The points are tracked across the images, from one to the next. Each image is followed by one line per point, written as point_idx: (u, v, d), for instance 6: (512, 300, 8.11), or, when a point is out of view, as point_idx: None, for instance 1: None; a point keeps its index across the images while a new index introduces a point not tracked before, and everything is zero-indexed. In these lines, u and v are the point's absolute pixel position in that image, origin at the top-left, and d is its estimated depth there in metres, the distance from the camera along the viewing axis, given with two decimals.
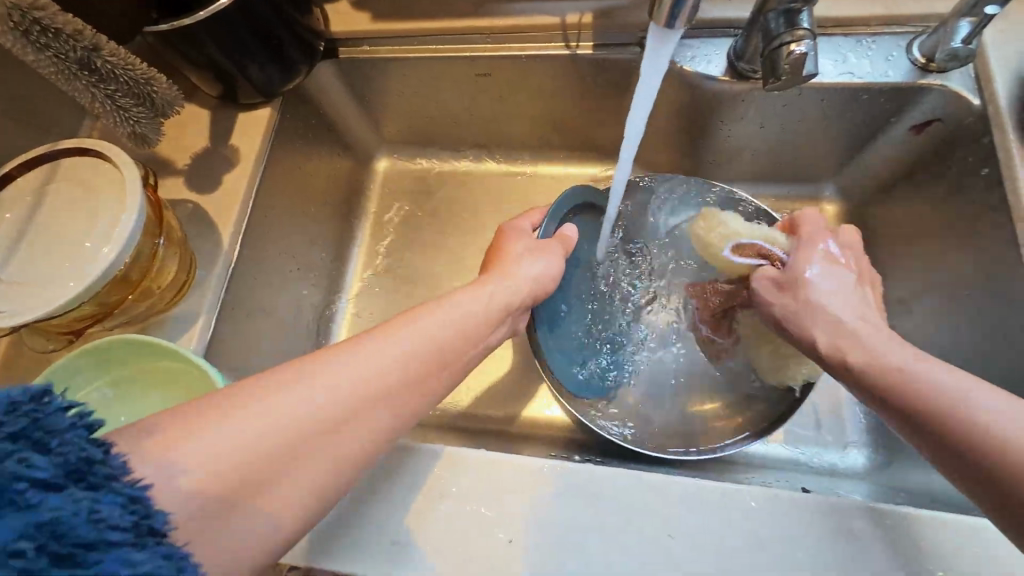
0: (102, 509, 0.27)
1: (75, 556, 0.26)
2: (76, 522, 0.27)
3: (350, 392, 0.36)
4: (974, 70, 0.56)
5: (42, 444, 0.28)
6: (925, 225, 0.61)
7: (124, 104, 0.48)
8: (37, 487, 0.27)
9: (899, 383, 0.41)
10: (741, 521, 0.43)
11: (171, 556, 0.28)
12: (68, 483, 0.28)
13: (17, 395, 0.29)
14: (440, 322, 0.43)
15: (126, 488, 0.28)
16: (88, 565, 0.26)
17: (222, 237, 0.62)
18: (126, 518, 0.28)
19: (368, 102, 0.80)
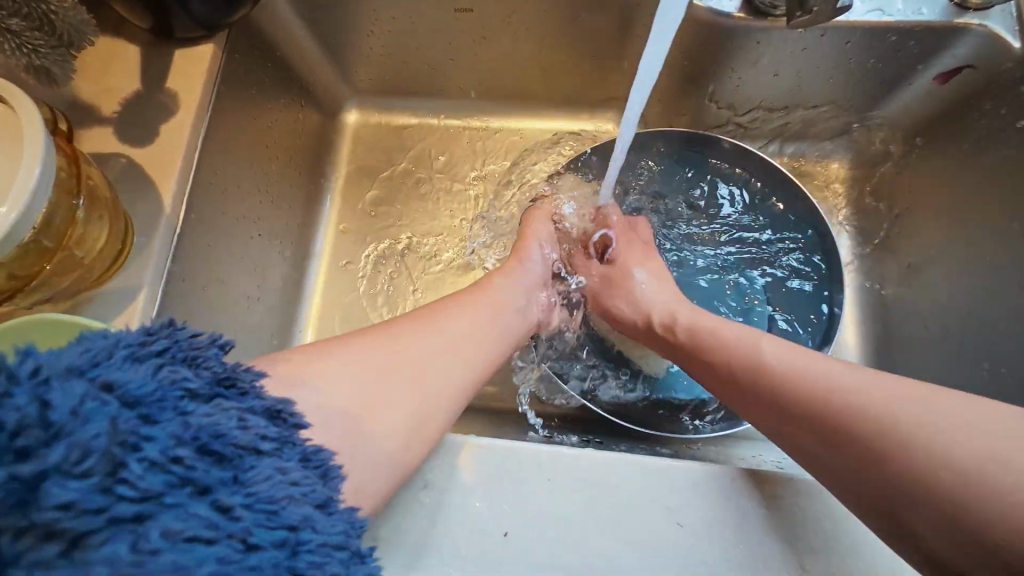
0: (252, 419, 0.28)
1: (233, 460, 0.26)
2: (232, 427, 0.27)
3: (443, 343, 0.42)
4: (1016, 6, 0.50)
5: (192, 361, 0.29)
6: (948, 184, 0.56)
7: (14, 26, 0.38)
8: (190, 396, 0.27)
9: (774, 368, 0.42)
10: (756, 510, 0.39)
11: (313, 458, 0.30)
12: (216, 394, 0.28)
13: (153, 326, 0.30)
14: (500, 292, 0.49)
15: (272, 399, 0.30)
16: (246, 468, 0.27)
17: (163, 197, 0.53)
18: (273, 427, 0.29)
19: (331, 43, 0.70)
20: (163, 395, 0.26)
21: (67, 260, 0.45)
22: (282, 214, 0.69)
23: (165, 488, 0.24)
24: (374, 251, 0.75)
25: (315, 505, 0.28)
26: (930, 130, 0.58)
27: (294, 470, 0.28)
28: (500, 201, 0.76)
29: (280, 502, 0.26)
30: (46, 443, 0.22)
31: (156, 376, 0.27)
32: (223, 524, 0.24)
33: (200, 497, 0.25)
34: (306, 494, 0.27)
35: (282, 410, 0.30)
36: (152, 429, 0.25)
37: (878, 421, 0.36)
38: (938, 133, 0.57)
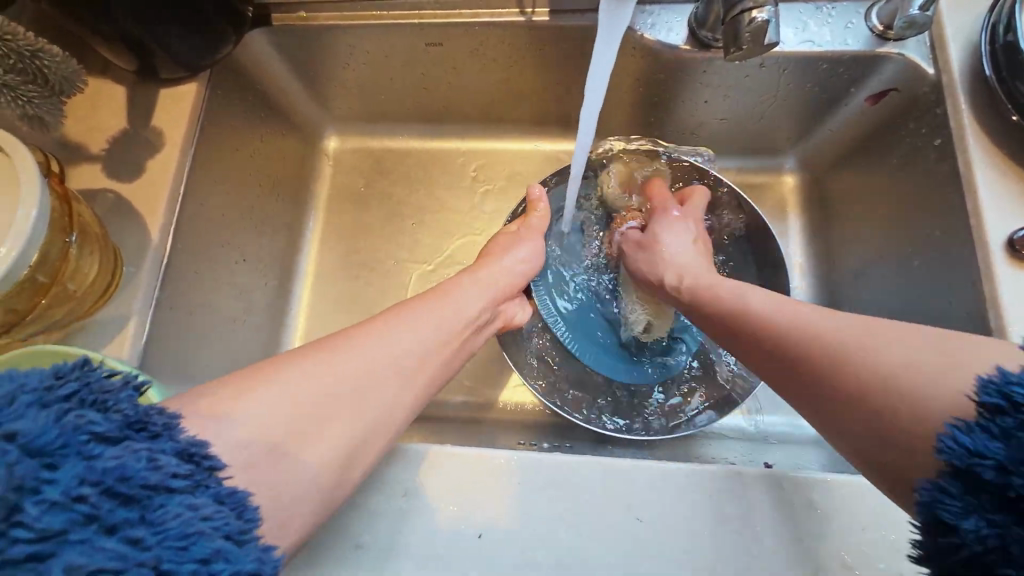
0: (164, 458, 0.31)
1: (140, 498, 0.29)
2: (140, 467, 0.30)
3: (391, 364, 0.42)
4: (929, 36, 0.55)
5: (101, 408, 0.31)
6: (883, 193, 0.61)
7: (10, 82, 0.41)
8: (97, 440, 0.29)
9: (878, 370, 0.36)
10: (705, 501, 0.43)
11: (228, 500, 0.32)
12: (125, 437, 0.30)
13: (63, 367, 0.32)
14: (454, 310, 0.50)
15: (184, 441, 0.32)
16: (155, 507, 0.29)
17: (150, 231, 0.56)
18: (186, 466, 0.31)
19: (309, 76, 0.73)
20: (66, 442, 0.28)
21: (60, 294, 0.48)
22: (266, 239, 0.72)
23: (69, 526, 0.27)
24: (356, 271, 0.78)
25: (228, 537, 0.31)
26: (866, 147, 0.63)
27: (206, 506, 0.31)
28: (476, 219, 0.80)
29: (190, 535, 0.29)
30: None
31: (59, 422, 0.29)
32: (133, 553, 0.28)
33: (107, 534, 0.28)
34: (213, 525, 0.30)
35: (194, 452, 0.32)
36: (54, 473, 0.27)
37: (940, 410, 0.33)
38: (874, 149, 0.62)
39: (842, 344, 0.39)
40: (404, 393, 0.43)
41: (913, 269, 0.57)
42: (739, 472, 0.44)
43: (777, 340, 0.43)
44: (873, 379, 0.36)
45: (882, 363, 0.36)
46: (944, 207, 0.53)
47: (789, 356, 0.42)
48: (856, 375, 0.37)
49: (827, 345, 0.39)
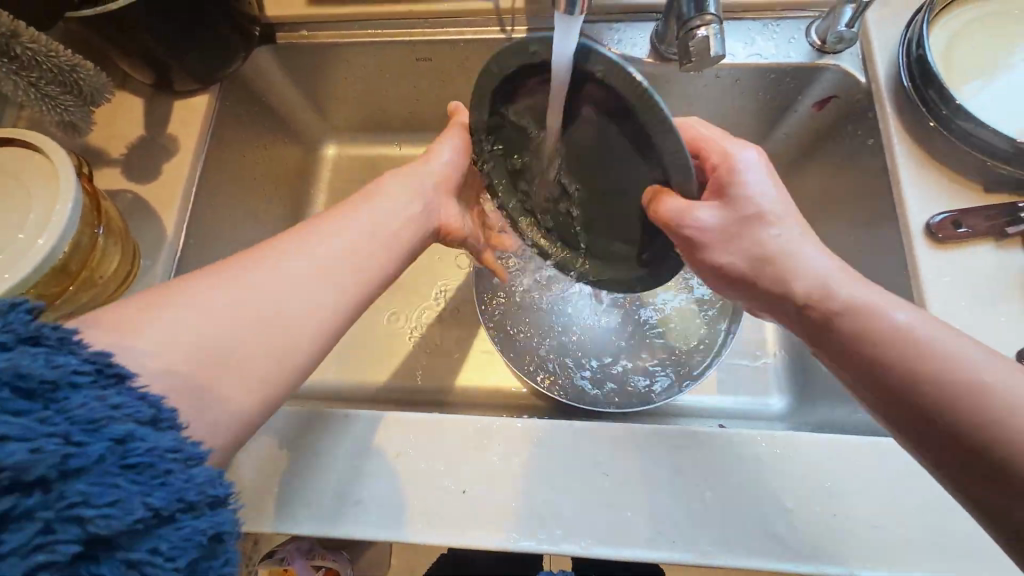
0: (64, 358, 0.30)
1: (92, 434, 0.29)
2: (37, 364, 0.29)
3: (302, 277, 0.41)
4: (860, 49, 0.62)
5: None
6: (831, 189, 0.67)
7: (51, 92, 0.47)
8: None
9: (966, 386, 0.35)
10: (666, 457, 0.48)
11: (147, 401, 0.31)
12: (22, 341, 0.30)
13: None
14: (378, 213, 0.48)
15: (87, 350, 0.31)
16: (58, 398, 0.29)
17: (166, 226, 0.62)
18: (88, 367, 0.31)
19: (309, 87, 0.79)
20: None
21: (87, 280, 0.53)
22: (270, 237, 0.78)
23: None
24: None
25: (140, 422, 0.31)
26: (815, 147, 0.69)
27: (114, 397, 0.30)
28: None
29: (97, 421, 0.29)
30: None
31: None
32: (37, 429, 0.27)
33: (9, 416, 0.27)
34: (162, 451, 0.30)
35: (99, 361, 0.31)
36: None
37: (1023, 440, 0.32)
38: (821, 149, 0.68)
39: (897, 330, 0.38)
40: (325, 298, 0.41)
41: (856, 256, 0.63)
42: (697, 431, 0.49)
43: (830, 314, 0.41)
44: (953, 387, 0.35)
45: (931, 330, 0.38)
46: (878, 199, 0.59)
47: (857, 325, 0.39)
48: (936, 379, 0.35)
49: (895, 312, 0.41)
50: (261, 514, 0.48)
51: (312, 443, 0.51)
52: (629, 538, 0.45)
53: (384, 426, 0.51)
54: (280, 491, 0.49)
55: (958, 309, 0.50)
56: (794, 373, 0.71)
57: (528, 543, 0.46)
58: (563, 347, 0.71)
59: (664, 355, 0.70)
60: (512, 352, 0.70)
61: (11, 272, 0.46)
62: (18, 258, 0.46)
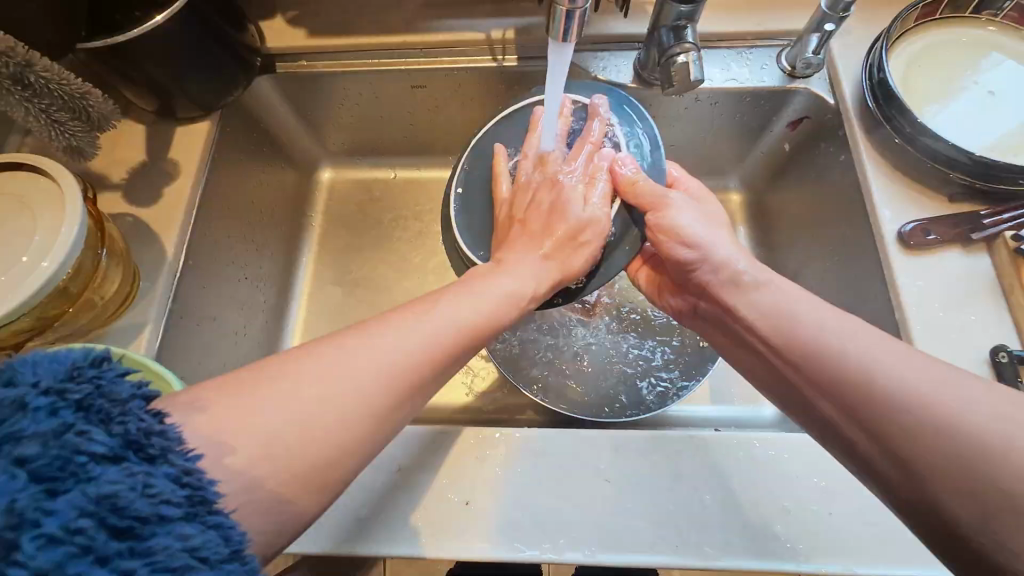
0: (159, 483, 0.28)
1: (133, 530, 0.26)
2: (135, 496, 0.27)
3: (393, 354, 0.39)
4: (827, 74, 0.67)
5: (105, 418, 0.28)
6: (808, 203, 0.71)
7: (59, 118, 0.49)
8: (94, 460, 0.27)
9: (858, 370, 0.38)
10: (665, 462, 0.49)
11: (223, 534, 0.29)
12: (123, 457, 0.27)
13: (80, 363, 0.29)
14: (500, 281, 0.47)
15: (180, 467, 0.29)
16: (146, 537, 0.26)
17: (166, 248, 0.63)
18: (180, 493, 0.28)
19: (306, 114, 0.82)
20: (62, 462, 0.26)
21: (88, 302, 0.53)
22: (267, 259, 0.79)
23: (61, 557, 0.24)
24: (349, 289, 0.85)
25: (213, 568, 0.28)
26: (791, 165, 0.74)
27: (196, 535, 0.28)
28: None
29: (177, 569, 0.26)
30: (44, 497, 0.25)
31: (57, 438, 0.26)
32: None
33: (99, 563, 0.25)
34: (168, 496, 0.28)
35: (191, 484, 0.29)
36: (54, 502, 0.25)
37: (915, 413, 0.35)
38: (797, 167, 0.73)
39: (807, 332, 0.42)
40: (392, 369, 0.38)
41: (835, 266, 0.66)
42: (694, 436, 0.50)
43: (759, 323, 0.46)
44: (850, 374, 0.38)
45: (882, 385, 0.36)
46: (852, 211, 0.63)
47: (771, 333, 0.45)
48: (834, 365, 0.39)
49: (848, 362, 0.39)
50: None
51: None
52: (632, 544, 0.46)
53: (386, 441, 0.51)
54: None
55: (933, 313, 0.53)
56: None
57: (532, 553, 0.46)
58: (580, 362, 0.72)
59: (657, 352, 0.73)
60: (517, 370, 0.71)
61: (12, 293, 0.46)
62: (20, 280, 0.47)
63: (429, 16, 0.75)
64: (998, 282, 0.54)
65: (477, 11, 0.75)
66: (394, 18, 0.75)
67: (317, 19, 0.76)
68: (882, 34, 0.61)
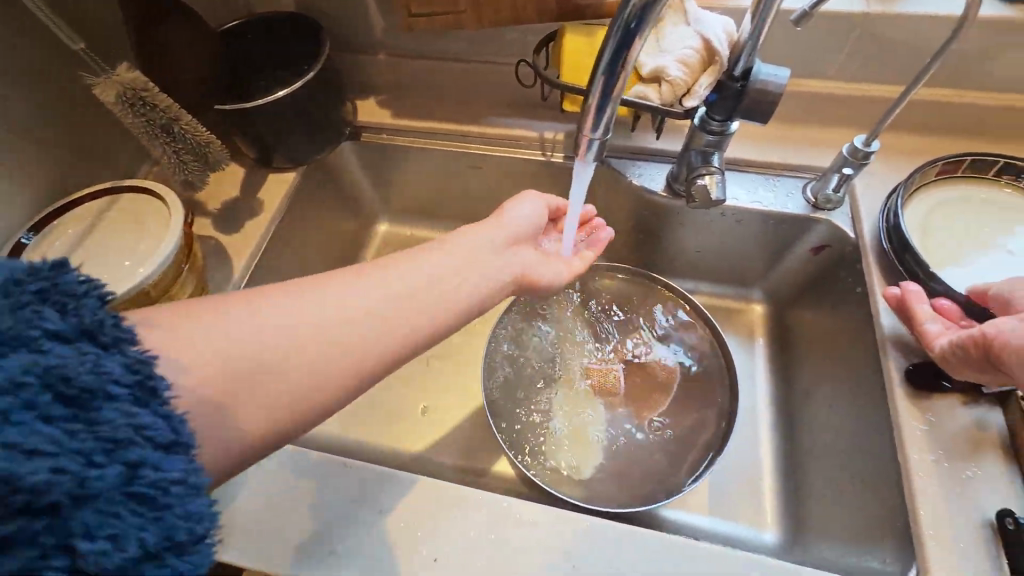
0: (109, 368, 0.31)
1: (80, 400, 0.30)
2: (82, 370, 0.30)
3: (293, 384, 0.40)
4: (850, 210, 0.71)
5: (63, 306, 0.32)
6: (827, 327, 0.72)
7: (185, 159, 0.61)
8: (49, 337, 0.30)
9: None
10: (636, 561, 0.49)
11: (138, 370, 0.32)
12: (77, 339, 0.31)
13: (37, 266, 0.33)
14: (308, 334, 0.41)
15: (134, 356, 0.33)
16: (91, 408, 0.30)
17: (235, 270, 0.73)
18: (129, 377, 0.32)
19: (377, 176, 0.94)
20: (17, 333, 0.30)
21: None
22: None
23: (7, 409, 0.28)
24: None
25: (155, 447, 0.31)
26: (813, 286, 0.76)
27: (141, 416, 0.31)
28: None
29: (120, 441, 0.30)
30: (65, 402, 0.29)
31: (14, 313, 0.30)
32: (66, 443, 0.28)
33: (45, 422, 0.28)
34: (117, 376, 0.31)
35: (144, 372, 0.32)
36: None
37: None
38: (819, 289, 0.75)
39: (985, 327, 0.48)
40: None
41: (846, 396, 0.66)
42: (670, 538, 0.50)
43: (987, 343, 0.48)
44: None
45: None
46: (864, 342, 0.64)
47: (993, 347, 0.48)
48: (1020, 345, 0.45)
49: None
50: (250, 545, 0.52)
51: (306, 485, 0.55)
52: None
53: (374, 481, 0.55)
54: (269, 529, 0.52)
55: (937, 461, 0.52)
56: (789, 506, 0.70)
57: None
58: (580, 445, 0.74)
59: (656, 448, 0.73)
60: (515, 442, 0.74)
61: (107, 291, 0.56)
62: (116, 281, 0.57)
63: (494, 113, 0.87)
64: (1008, 441, 0.52)
65: (535, 113, 0.86)
66: (464, 110, 0.88)
67: (401, 103, 0.90)
68: (903, 182, 0.65)
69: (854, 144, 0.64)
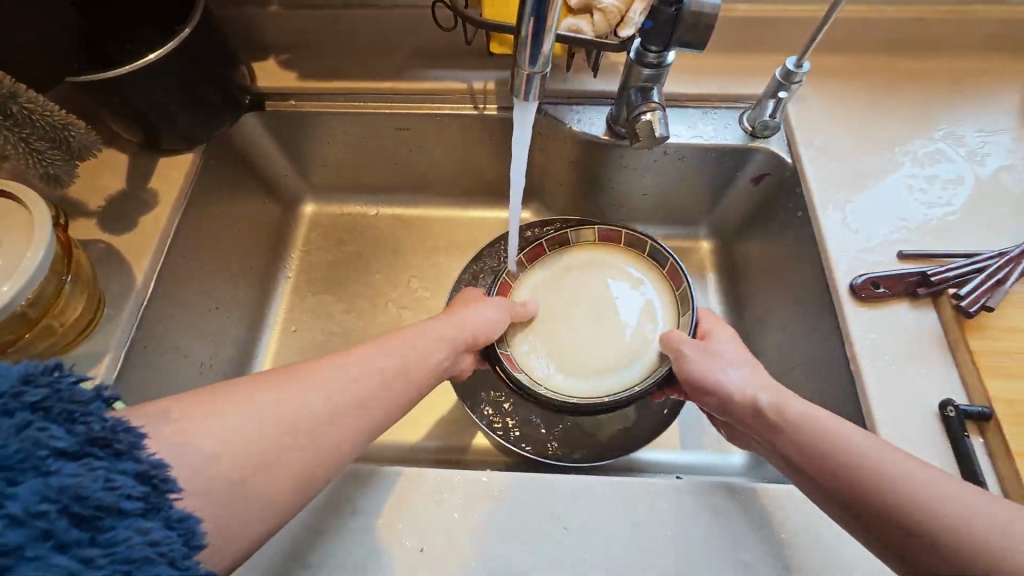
0: (121, 480, 0.32)
1: (93, 519, 0.31)
2: (97, 488, 0.31)
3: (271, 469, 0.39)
4: (786, 136, 0.71)
5: (69, 417, 0.33)
6: (772, 255, 0.74)
7: (37, 146, 0.50)
8: (58, 455, 0.31)
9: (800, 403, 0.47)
10: (624, 510, 0.49)
11: (152, 476, 0.33)
12: (85, 453, 0.32)
13: (33, 371, 0.33)
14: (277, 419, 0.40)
15: (146, 463, 0.34)
16: (106, 529, 0.31)
17: (135, 275, 0.63)
18: (141, 488, 0.33)
19: (293, 150, 0.84)
20: (27, 455, 0.30)
21: (44, 329, 0.53)
22: (241, 291, 0.79)
23: (25, 542, 0.29)
24: (323, 323, 0.84)
25: (171, 563, 0.32)
26: (755, 217, 0.78)
27: (154, 531, 0.32)
28: (437, 277, 0.88)
29: (134, 560, 0.31)
30: (74, 524, 0.30)
31: (19, 436, 0.31)
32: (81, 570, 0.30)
33: (60, 551, 0.29)
34: (127, 491, 0.32)
35: (155, 475, 0.34)
36: (14, 488, 0.29)
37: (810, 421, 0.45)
38: (761, 220, 0.77)
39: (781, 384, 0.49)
40: None
41: (798, 318, 0.68)
42: (655, 482, 0.50)
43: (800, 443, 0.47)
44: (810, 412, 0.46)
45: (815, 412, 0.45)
46: (810, 263, 0.66)
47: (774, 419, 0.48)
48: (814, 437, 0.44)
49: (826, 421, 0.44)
50: None
51: None
52: None
53: (341, 481, 0.50)
54: None
55: (885, 363, 0.55)
56: None
57: None
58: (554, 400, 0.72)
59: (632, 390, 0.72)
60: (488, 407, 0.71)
61: None
62: None
63: (416, 66, 0.79)
64: (944, 336, 0.56)
65: (461, 62, 0.79)
66: (381, 65, 0.79)
67: (307, 63, 0.79)
68: None
69: (787, 67, 0.63)
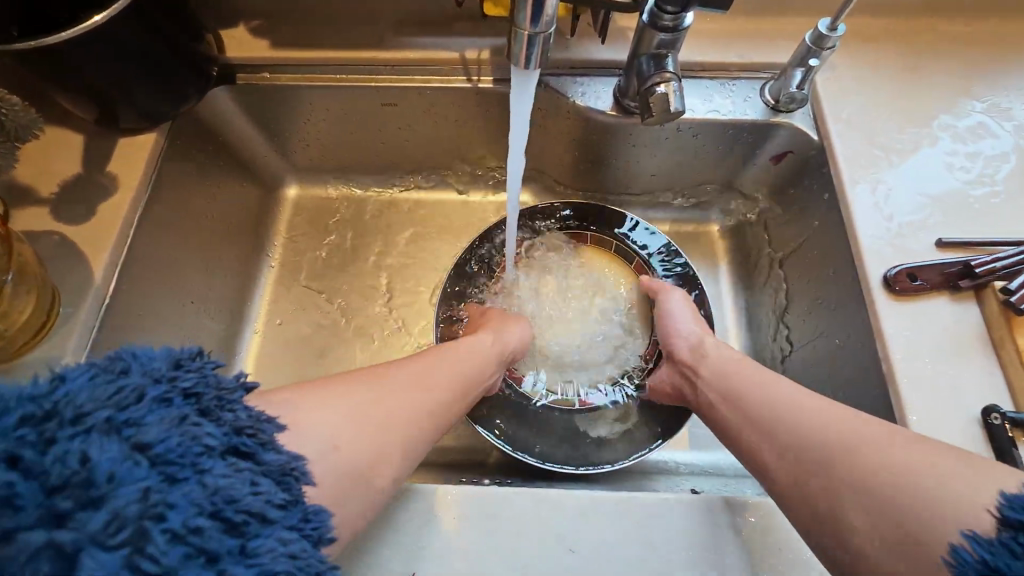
0: (262, 483, 0.33)
1: (239, 526, 0.30)
2: (244, 491, 0.31)
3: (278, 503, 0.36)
4: (811, 110, 0.65)
5: (214, 409, 0.34)
6: (792, 241, 0.68)
7: None
8: (209, 451, 0.32)
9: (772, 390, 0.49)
10: (635, 528, 0.45)
11: (286, 476, 0.35)
12: (230, 451, 0.33)
13: (182, 356, 0.35)
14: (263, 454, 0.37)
15: (282, 460, 0.35)
16: (252, 536, 0.31)
17: (94, 271, 0.57)
18: (279, 490, 0.34)
19: (270, 129, 0.77)
20: (185, 450, 0.30)
21: None
22: (219, 284, 0.73)
23: (184, 554, 0.28)
24: (308, 316, 0.79)
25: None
26: (773, 200, 0.72)
27: (292, 541, 0.32)
28: (430, 266, 0.82)
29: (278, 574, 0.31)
30: (223, 530, 0.30)
31: (178, 429, 0.31)
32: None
33: (211, 562, 0.29)
34: (270, 494, 0.33)
35: (291, 470, 0.35)
36: (173, 485, 0.29)
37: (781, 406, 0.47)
38: (780, 203, 0.71)
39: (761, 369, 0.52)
40: None
41: (820, 310, 0.63)
42: (668, 497, 0.46)
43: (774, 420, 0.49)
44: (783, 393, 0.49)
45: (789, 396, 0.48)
46: (837, 251, 0.60)
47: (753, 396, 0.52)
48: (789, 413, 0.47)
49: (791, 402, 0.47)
50: None
51: None
52: None
53: None
54: None
55: (922, 363, 0.50)
56: None
57: None
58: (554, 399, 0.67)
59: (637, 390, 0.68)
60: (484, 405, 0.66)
61: None
62: None
63: (402, 32, 0.71)
64: (987, 333, 0.51)
65: (452, 28, 0.71)
66: (363, 32, 0.71)
67: (282, 30, 0.71)
68: None
69: (818, 31, 0.56)
